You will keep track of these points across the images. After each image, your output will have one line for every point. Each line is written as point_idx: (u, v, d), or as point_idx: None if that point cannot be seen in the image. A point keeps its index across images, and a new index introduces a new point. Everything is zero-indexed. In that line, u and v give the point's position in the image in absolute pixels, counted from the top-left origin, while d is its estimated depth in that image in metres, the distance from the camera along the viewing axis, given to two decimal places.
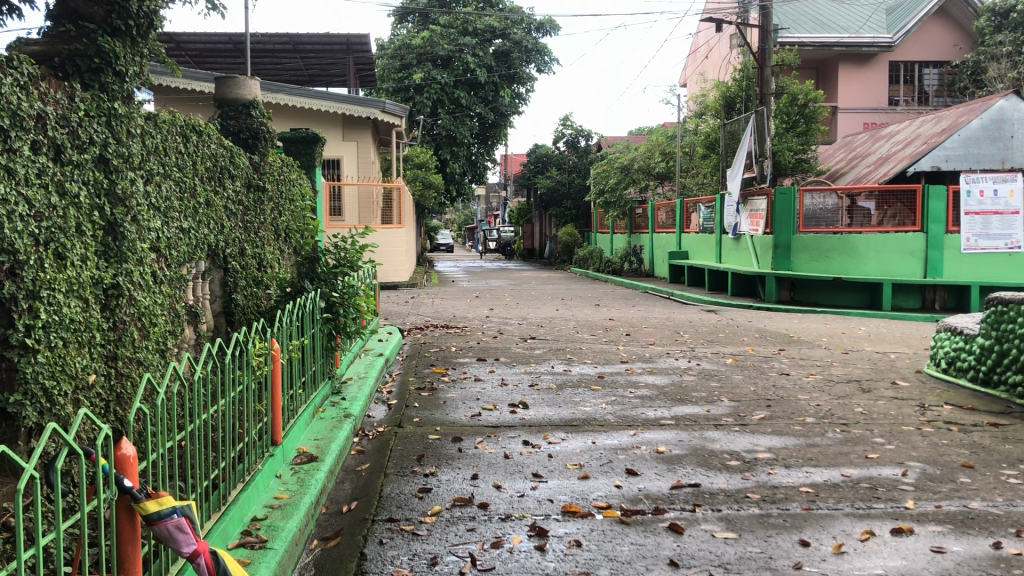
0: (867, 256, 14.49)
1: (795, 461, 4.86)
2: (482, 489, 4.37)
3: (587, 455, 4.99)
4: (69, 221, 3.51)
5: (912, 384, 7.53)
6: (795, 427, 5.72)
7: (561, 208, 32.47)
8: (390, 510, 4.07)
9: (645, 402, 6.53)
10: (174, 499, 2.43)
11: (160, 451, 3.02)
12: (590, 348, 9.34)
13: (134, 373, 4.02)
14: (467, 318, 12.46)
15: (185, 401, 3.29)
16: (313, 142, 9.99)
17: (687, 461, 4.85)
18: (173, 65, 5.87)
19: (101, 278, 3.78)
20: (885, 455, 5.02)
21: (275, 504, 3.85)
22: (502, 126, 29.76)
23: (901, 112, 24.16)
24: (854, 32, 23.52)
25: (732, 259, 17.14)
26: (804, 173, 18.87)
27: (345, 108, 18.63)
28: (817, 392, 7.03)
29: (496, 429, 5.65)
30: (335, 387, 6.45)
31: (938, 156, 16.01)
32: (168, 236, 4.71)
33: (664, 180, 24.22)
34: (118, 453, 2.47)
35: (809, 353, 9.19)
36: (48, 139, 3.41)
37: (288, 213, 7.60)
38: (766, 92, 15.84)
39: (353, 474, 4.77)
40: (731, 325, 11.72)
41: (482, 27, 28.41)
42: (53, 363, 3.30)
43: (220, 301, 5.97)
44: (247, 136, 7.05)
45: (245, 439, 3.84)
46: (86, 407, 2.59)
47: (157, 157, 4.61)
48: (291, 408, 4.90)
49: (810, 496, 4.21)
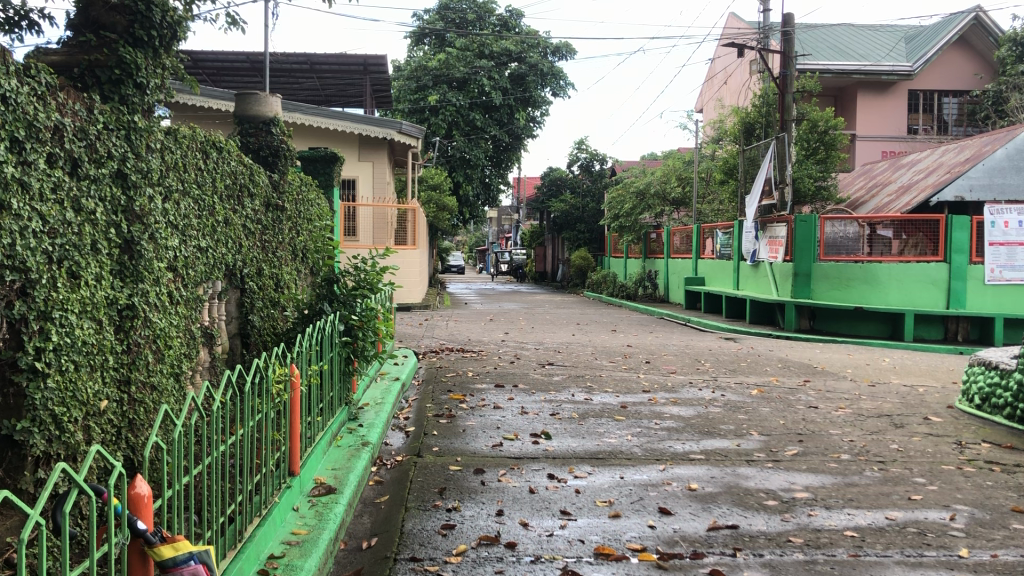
0: (889, 285, 14.23)
1: (835, 502, 4.63)
2: (508, 527, 4.16)
3: (616, 491, 4.77)
4: (85, 238, 3.35)
5: (945, 420, 7.26)
6: (830, 465, 5.49)
7: (574, 232, 32.26)
8: (413, 548, 3.86)
9: (672, 435, 6.29)
10: (190, 543, 2.22)
11: (176, 488, 2.79)
12: (610, 376, 9.13)
13: (147, 398, 3.85)
14: (483, 342, 12.24)
15: (203, 429, 3.11)
16: (332, 161, 9.87)
17: (722, 500, 4.62)
18: (193, 83, 5.73)
19: (115, 299, 3.61)
20: (929, 497, 4.78)
21: (292, 540, 3.64)
22: (517, 149, 29.67)
23: (919, 141, 23.97)
24: (873, 61, 23.35)
25: (750, 286, 16.93)
26: (824, 201, 18.65)
27: (362, 128, 18.56)
28: (848, 427, 6.79)
29: (519, 461, 5.44)
30: (352, 413, 6.23)
31: (961, 186, 15.78)
32: (185, 255, 4.54)
33: (680, 205, 24.01)
34: (132, 492, 2.26)
35: (835, 386, 8.95)
36: (64, 152, 3.24)
37: (306, 232, 7.46)
38: (787, 119, 15.75)
39: (372, 507, 4.57)
40: (753, 354, 11.49)
41: (498, 50, 28.44)
42: (64, 389, 3.12)
43: (236, 322, 5.79)
44: (267, 154, 6.92)
45: (262, 469, 3.64)
46: (94, 440, 2.37)
47: (176, 173, 4.45)
48: (308, 436, 4.71)
49: (855, 542, 3.98)
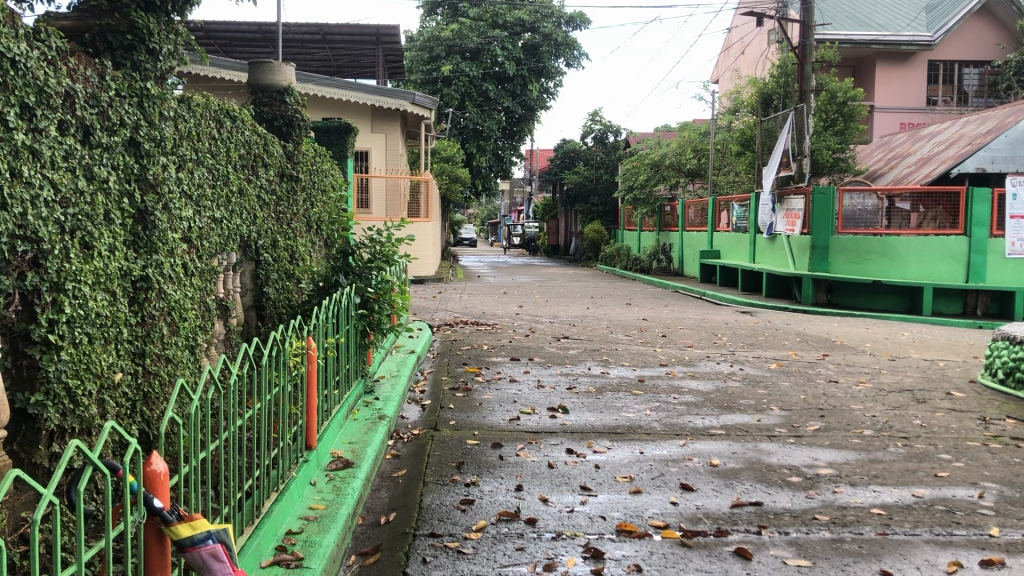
0: (907, 259, 14.03)
1: (860, 479, 4.55)
2: (528, 502, 4.10)
3: (636, 466, 4.70)
4: (97, 208, 3.28)
5: (968, 395, 7.14)
6: (853, 441, 5.40)
7: (588, 204, 32.07)
8: (432, 524, 3.80)
9: (691, 409, 6.22)
10: (209, 522, 2.13)
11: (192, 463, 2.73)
12: (627, 350, 9.06)
13: (162, 371, 3.80)
14: (497, 315, 12.17)
15: (221, 403, 3.06)
16: (345, 132, 9.77)
17: (745, 476, 4.55)
18: (204, 53, 5.63)
19: (130, 271, 3.55)
20: (956, 473, 4.69)
21: (311, 515, 3.59)
22: (530, 121, 29.43)
23: (939, 112, 23.64)
24: (893, 30, 22.97)
25: (766, 260, 16.78)
26: (841, 173, 18.44)
27: (375, 99, 18.41)
28: (870, 402, 6.69)
29: (538, 435, 5.38)
30: (368, 387, 6.18)
31: (983, 157, 15.56)
32: (200, 226, 4.47)
33: (695, 177, 23.75)
34: (149, 469, 2.14)
35: (854, 360, 8.86)
36: (76, 119, 3.15)
37: (320, 204, 7.39)
38: (807, 89, 15.48)
39: (389, 481, 4.52)
40: (770, 328, 11.39)
41: (512, 20, 28.08)
42: (78, 361, 3.06)
43: (251, 294, 5.73)
44: (281, 123, 6.79)
45: (279, 443, 3.58)
46: (111, 414, 2.27)
47: (190, 142, 4.36)
48: (325, 409, 4.65)
49: (883, 520, 3.90)
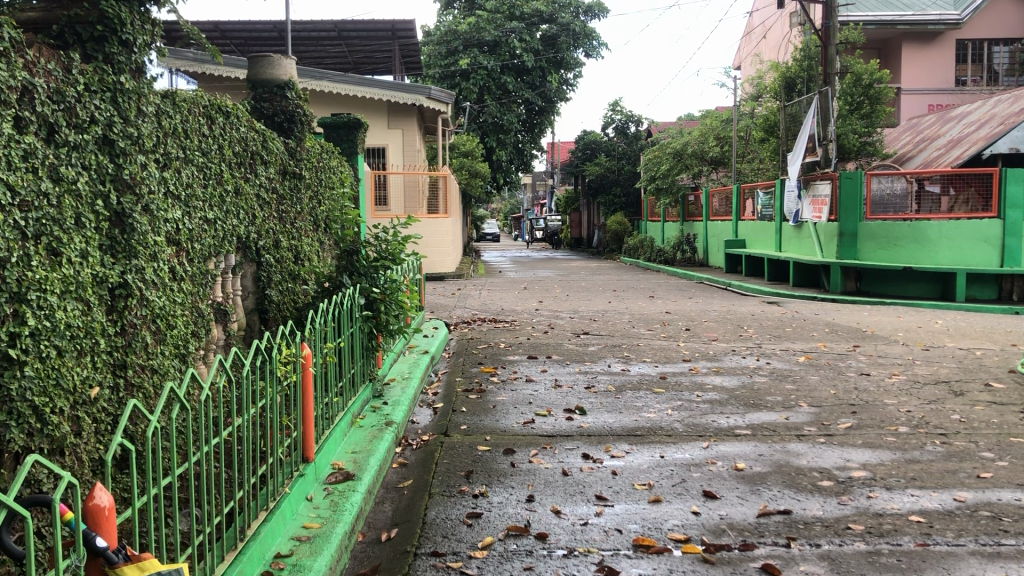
0: (937, 244, 13.58)
1: (897, 482, 4.23)
2: (539, 515, 3.83)
3: (656, 473, 4.43)
4: (65, 212, 3.05)
5: (1008, 386, 6.76)
6: (888, 439, 5.09)
7: (610, 195, 31.70)
8: (435, 542, 3.55)
9: (715, 408, 5.92)
10: (159, 564, 1.91)
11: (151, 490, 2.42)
12: (649, 345, 8.75)
13: (146, 384, 3.59)
14: (516, 311, 11.89)
15: (198, 416, 2.84)
16: (356, 128, 9.52)
17: (773, 481, 4.26)
18: (216, 54, 5.13)
19: (106, 277, 3.32)
20: (1001, 474, 4.36)
21: (303, 535, 3.35)
22: (550, 113, 29.12)
23: (969, 92, 23.07)
24: (918, 10, 22.40)
25: (793, 248, 16.38)
26: (869, 157, 17.96)
27: (391, 95, 18.12)
28: (905, 395, 6.36)
29: (553, 439, 5.12)
30: (376, 391, 5.95)
31: (1016, 137, 15.06)
32: (190, 228, 4.24)
33: (718, 165, 23.32)
34: (90, 504, 1.93)
35: (887, 350, 8.49)
36: (36, 116, 2.92)
37: (327, 202, 7.17)
38: (831, 72, 15.02)
39: (394, 493, 4.27)
40: (797, 318, 11.04)
41: (529, 11, 27.70)
42: (45, 377, 2.83)
43: (253, 298, 5.52)
44: (282, 119, 6.55)
45: (268, 458, 3.33)
46: (42, 450, 2.04)
47: (176, 139, 4.14)
48: (326, 417, 4.42)
49: (923, 528, 3.60)
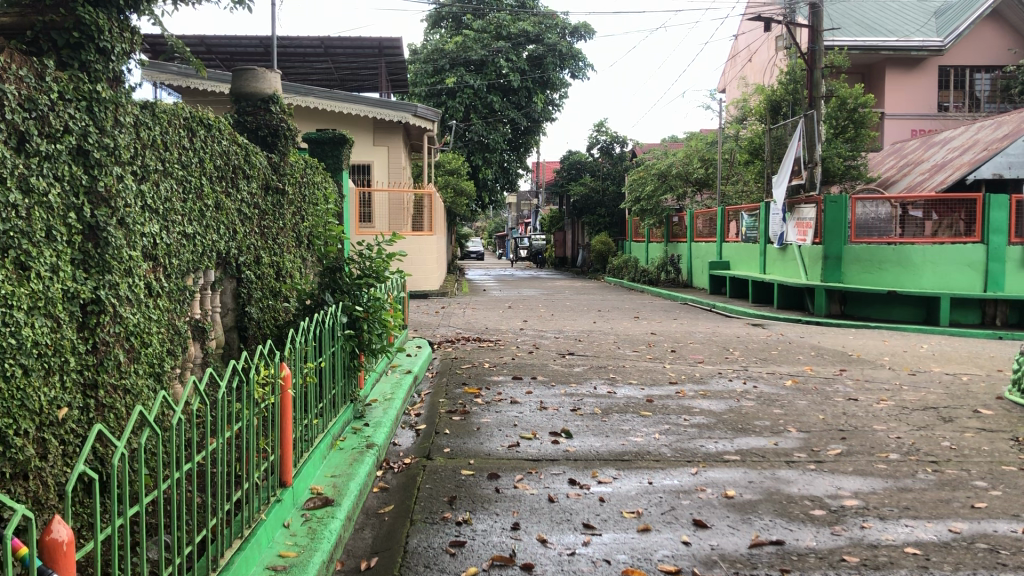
0: (922, 267, 13.58)
1: (891, 512, 4.13)
2: (525, 544, 3.71)
3: (643, 500, 4.32)
4: (35, 224, 2.92)
5: (996, 413, 6.70)
6: (879, 466, 4.99)
7: (595, 216, 31.73)
8: (416, 572, 3.42)
9: (702, 432, 5.81)
10: None
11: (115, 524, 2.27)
12: (634, 366, 8.66)
13: (117, 404, 3.45)
14: (501, 331, 11.77)
15: (171, 440, 2.70)
16: (340, 144, 9.40)
17: (764, 509, 4.15)
18: (199, 67, 4.99)
19: (77, 293, 3.18)
20: (995, 504, 4.27)
21: (279, 564, 3.20)
22: (535, 133, 29.11)
23: (951, 118, 23.28)
24: (902, 36, 22.59)
25: (778, 270, 16.37)
26: (853, 181, 18.02)
27: (376, 112, 18.02)
28: (894, 422, 6.28)
29: (538, 464, 4.99)
30: (358, 412, 5.81)
31: (1000, 162, 15.12)
32: (167, 242, 4.11)
33: (703, 187, 23.36)
34: (48, 538, 1.81)
35: (874, 375, 8.43)
36: (7, 125, 2.79)
37: (311, 218, 7.04)
38: (816, 95, 15.06)
39: (374, 519, 4.14)
40: (783, 341, 11.00)
41: (516, 31, 27.72)
42: (9, 397, 2.69)
43: (232, 315, 5.39)
44: (266, 133, 6.45)
45: (244, 483, 3.19)
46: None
47: (154, 151, 4.01)
48: (306, 439, 4.29)
49: (920, 561, 3.50)
